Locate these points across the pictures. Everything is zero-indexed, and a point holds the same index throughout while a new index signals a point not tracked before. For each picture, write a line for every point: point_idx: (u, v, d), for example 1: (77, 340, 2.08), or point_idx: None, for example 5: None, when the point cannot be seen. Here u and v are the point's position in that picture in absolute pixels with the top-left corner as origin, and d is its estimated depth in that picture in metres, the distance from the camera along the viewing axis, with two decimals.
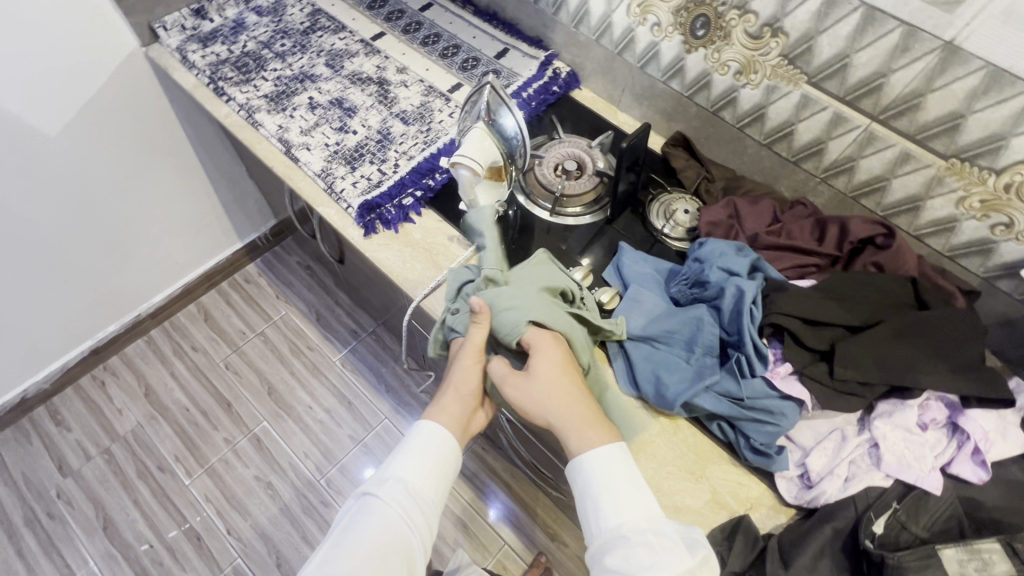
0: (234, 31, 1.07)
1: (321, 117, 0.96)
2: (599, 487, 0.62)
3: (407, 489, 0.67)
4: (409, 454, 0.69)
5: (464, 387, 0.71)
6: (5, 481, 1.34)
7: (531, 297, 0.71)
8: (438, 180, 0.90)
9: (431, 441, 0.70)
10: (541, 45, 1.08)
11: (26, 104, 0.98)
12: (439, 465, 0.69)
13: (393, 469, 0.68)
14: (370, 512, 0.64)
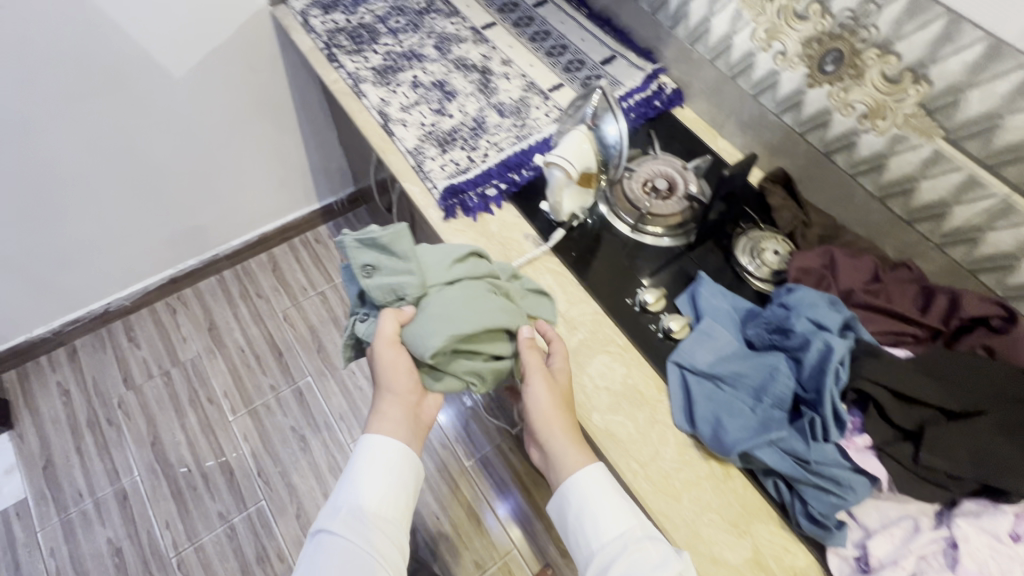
0: (355, 2, 1.10)
1: (421, 97, 0.97)
2: (592, 501, 0.64)
3: (363, 509, 0.69)
4: (358, 477, 0.71)
5: (397, 390, 0.74)
6: (78, 381, 1.46)
7: (437, 304, 0.71)
8: (523, 176, 0.89)
9: (375, 452, 0.72)
10: (651, 57, 1.05)
11: (160, 40, 1.05)
12: (386, 475, 0.71)
13: (344, 497, 0.70)
14: (329, 547, 0.65)
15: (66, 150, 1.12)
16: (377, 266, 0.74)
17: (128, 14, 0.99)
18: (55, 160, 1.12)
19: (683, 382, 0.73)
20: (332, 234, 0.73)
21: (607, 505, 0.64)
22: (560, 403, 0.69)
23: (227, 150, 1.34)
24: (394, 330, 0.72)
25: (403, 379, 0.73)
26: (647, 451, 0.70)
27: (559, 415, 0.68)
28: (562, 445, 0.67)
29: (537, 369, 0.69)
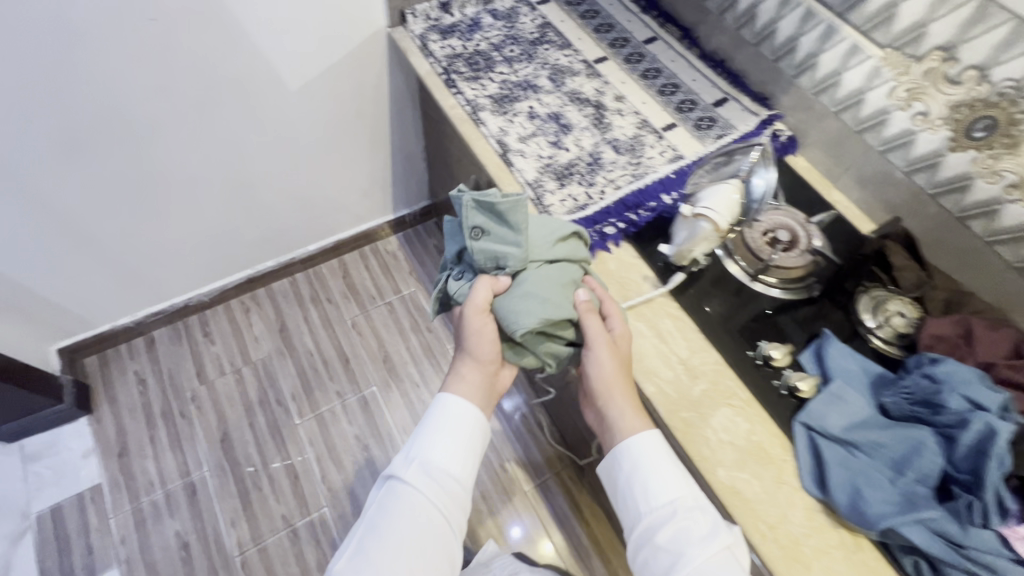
0: (471, 28, 1.12)
1: (538, 128, 0.98)
2: (645, 467, 0.70)
3: (433, 464, 0.78)
4: (431, 433, 0.80)
5: (480, 355, 0.80)
6: (154, 372, 1.49)
7: (536, 284, 0.76)
8: (641, 217, 0.89)
9: (450, 412, 0.81)
10: (766, 103, 1.04)
11: (284, 56, 1.08)
12: (454, 435, 0.80)
13: (416, 448, 0.79)
14: (399, 492, 0.75)
15: (178, 153, 1.15)
16: (486, 230, 0.78)
17: (262, 30, 1.02)
18: (170, 161, 1.16)
19: (810, 444, 0.71)
20: (454, 189, 0.78)
21: (662, 475, 0.69)
22: (619, 369, 0.74)
23: (322, 161, 1.37)
24: (486, 299, 0.77)
25: (486, 347, 0.80)
26: (774, 512, 0.68)
27: (617, 377, 0.73)
28: (617, 406, 0.73)
29: (596, 338, 0.72)
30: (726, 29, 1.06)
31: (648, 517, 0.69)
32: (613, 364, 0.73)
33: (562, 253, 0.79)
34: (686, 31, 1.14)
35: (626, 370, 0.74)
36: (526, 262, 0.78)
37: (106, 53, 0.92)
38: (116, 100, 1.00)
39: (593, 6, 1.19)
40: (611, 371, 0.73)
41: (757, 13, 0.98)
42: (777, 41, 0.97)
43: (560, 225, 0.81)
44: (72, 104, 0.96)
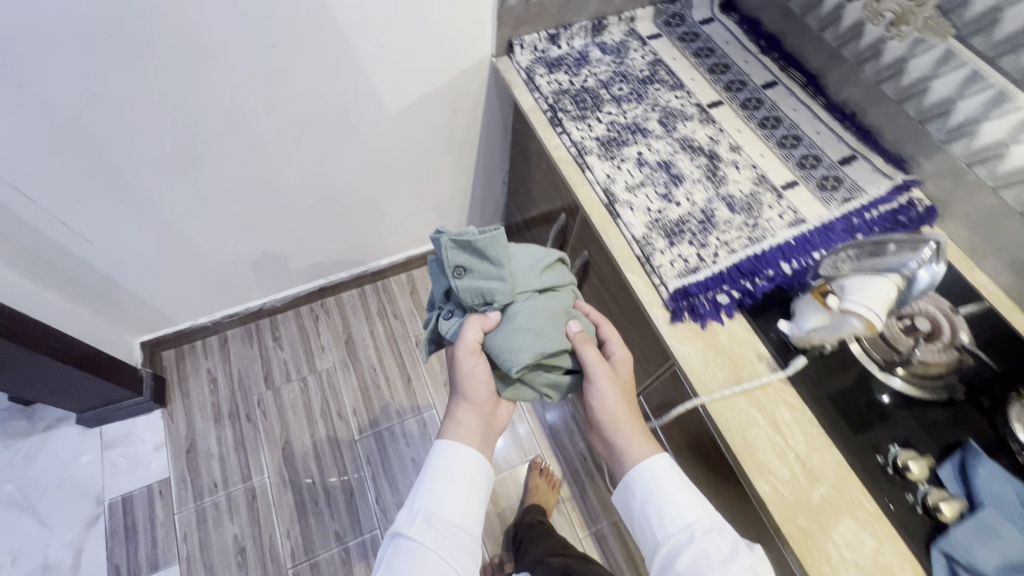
0: (578, 63, 1.07)
1: (647, 177, 0.92)
2: (655, 496, 0.81)
3: (438, 514, 0.83)
4: (433, 486, 0.86)
5: (475, 397, 0.90)
6: (225, 372, 1.53)
7: (523, 319, 0.84)
8: (757, 286, 0.82)
9: (454, 458, 0.88)
10: (902, 165, 0.94)
11: (388, 80, 1.05)
12: (457, 481, 0.87)
13: (420, 501, 0.85)
14: (409, 547, 0.79)
15: (274, 170, 1.16)
16: (470, 267, 0.85)
17: (371, 56, 0.99)
18: (266, 176, 1.17)
19: None
20: (433, 233, 0.82)
21: (677, 498, 0.79)
22: (620, 396, 0.86)
23: (406, 182, 1.35)
24: (476, 338, 0.86)
25: (483, 385, 0.89)
26: None
27: (619, 405, 0.86)
28: (623, 433, 0.86)
29: (599, 372, 0.84)
30: (862, 81, 0.96)
31: (670, 541, 0.77)
32: (614, 393, 0.85)
33: (547, 283, 0.90)
34: (812, 78, 1.05)
35: (622, 396, 0.87)
36: (513, 295, 0.86)
37: (222, 73, 0.92)
38: (226, 117, 1.00)
39: (707, 44, 1.12)
40: (613, 399, 0.86)
41: (905, 68, 0.89)
42: (926, 101, 0.87)
43: (540, 256, 0.92)
44: (185, 120, 0.97)
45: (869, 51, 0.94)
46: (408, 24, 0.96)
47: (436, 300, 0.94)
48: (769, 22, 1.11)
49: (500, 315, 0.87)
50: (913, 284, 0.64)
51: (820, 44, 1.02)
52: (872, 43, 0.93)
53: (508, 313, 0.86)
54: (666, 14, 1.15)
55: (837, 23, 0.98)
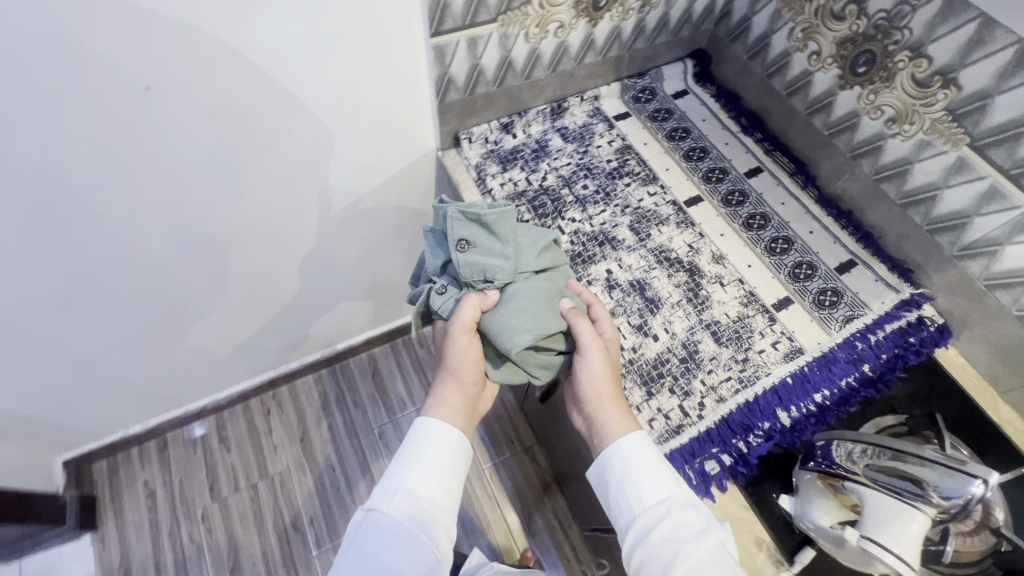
0: (536, 155, 0.94)
1: (618, 305, 0.79)
2: (635, 472, 0.65)
3: (421, 490, 0.69)
4: (415, 458, 0.71)
5: (463, 376, 0.74)
6: (164, 483, 1.37)
7: (530, 302, 0.69)
8: (753, 447, 0.69)
9: (436, 433, 0.73)
10: (909, 275, 0.82)
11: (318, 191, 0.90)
12: (442, 461, 0.72)
13: (399, 473, 0.70)
14: (388, 526, 0.65)
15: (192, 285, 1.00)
16: (475, 243, 0.70)
17: (291, 172, 0.83)
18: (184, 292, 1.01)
19: None
20: (435, 199, 0.67)
21: (651, 468, 0.65)
22: (612, 377, 0.70)
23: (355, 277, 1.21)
24: (474, 317, 0.70)
25: (472, 365, 0.73)
26: None
27: (610, 383, 0.69)
28: (609, 413, 0.68)
29: (590, 342, 0.67)
30: (859, 176, 0.84)
31: (638, 519, 0.64)
32: (605, 368, 0.69)
33: (549, 263, 0.74)
34: (801, 165, 0.93)
35: (614, 376, 0.70)
36: (514, 274, 0.71)
37: (110, 222, 0.76)
38: (130, 262, 0.84)
39: (681, 122, 1.00)
40: (602, 376, 0.69)
41: (910, 170, 0.77)
42: (936, 210, 0.76)
43: (543, 232, 0.75)
44: (74, 268, 0.81)
45: (865, 145, 0.81)
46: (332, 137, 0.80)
47: (426, 270, 0.78)
48: (750, 97, 0.98)
49: (500, 297, 0.71)
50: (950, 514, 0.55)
51: (808, 129, 0.90)
52: (869, 138, 0.81)
53: (508, 297, 0.70)
54: (634, 88, 1.02)
55: (828, 109, 0.85)
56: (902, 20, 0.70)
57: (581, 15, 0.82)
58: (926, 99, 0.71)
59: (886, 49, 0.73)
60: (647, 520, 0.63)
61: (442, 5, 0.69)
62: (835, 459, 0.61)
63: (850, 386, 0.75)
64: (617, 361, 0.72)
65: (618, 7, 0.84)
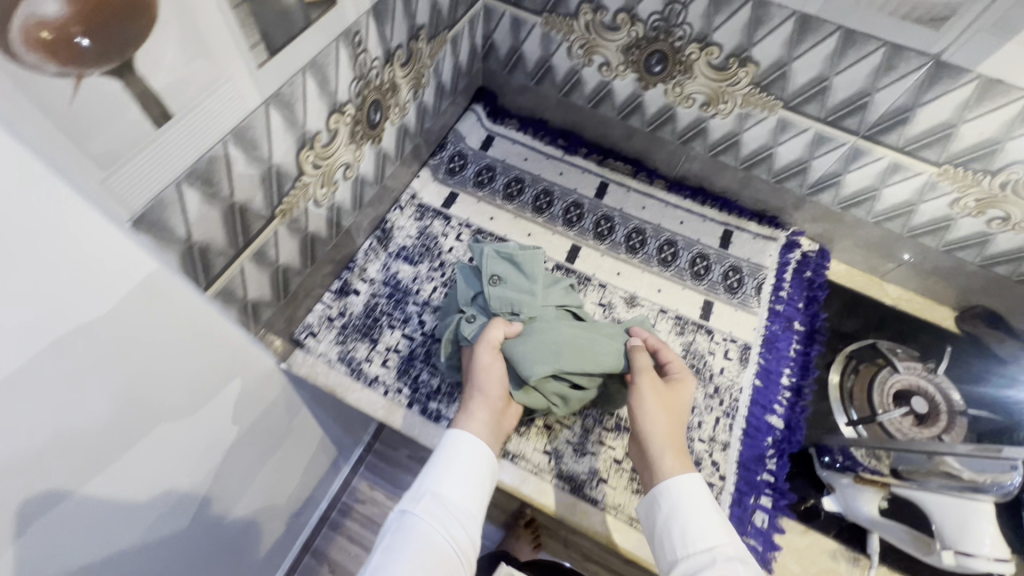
0: (395, 301, 0.77)
1: (585, 416, 0.71)
2: (691, 511, 0.54)
3: (452, 502, 0.54)
4: (444, 465, 0.56)
5: (490, 390, 0.60)
6: None
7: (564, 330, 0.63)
8: (777, 472, 0.69)
9: (468, 442, 0.58)
10: (776, 221, 0.87)
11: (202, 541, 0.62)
12: (475, 479, 0.56)
13: (429, 478, 0.55)
14: (412, 536, 0.50)
15: None
16: (506, 280, 0.66)
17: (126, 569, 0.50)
18: None
19: None
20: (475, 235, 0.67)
21: (702, 513, 0.53)
22: (673, 414, 0.61)
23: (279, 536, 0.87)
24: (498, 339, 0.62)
25: (495, 385, 0.61)
26: None
27: (667, 416, 0.60)
28: (661, 451, 0.58)
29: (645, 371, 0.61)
30: (696, 156, 0.85)
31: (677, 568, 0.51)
32: (660, 402, 0.60)
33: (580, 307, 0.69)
34: (637, 163, 0.91)
35: (680, 422, 0.61)
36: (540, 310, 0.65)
37: None
38: None
39: (509, 173, 0.89)
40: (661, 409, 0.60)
41: (740, 140, 0.78)
42: (776, 164, 0.79)
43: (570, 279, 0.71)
44: None
45: (690, 130, 0.81)
46: (195, 478, 0.56)
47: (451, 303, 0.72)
48: (554, 117, 0.92)
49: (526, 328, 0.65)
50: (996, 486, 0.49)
51: (629, 130, 0.86)
52: (691, 123, 0.80)
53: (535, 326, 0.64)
54: (443, 163, 0.88)
55: (640, 109, 0.82)
56: (677, 18, 0.67)
57: (362, 142, 0.65)
58: (730, 80, 0.71)
59: (674, 46, 0.70)
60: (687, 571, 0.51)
61: (201, 253, 0.48)
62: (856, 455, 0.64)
63: (799, 352, 0.78)
64: (686, 407, 0.62)
65: (393, 110, 0.68)
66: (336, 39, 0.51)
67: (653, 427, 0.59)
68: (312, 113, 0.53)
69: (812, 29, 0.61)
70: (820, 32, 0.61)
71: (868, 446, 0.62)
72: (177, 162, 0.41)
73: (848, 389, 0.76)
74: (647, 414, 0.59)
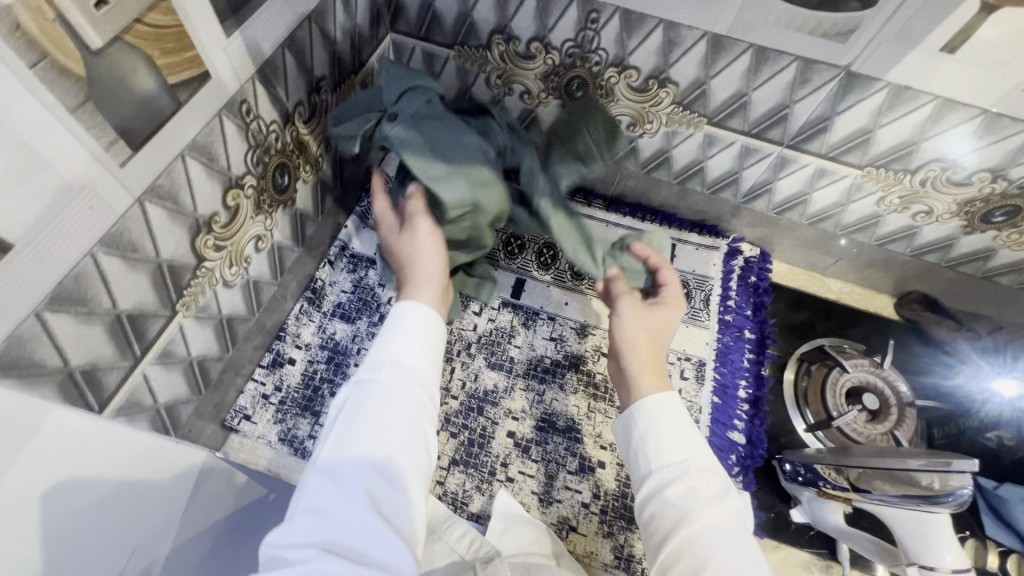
0: (334, 365, 0.72)
1: (548, 461, 0.68)
2: (662, 427, 0.50)
3: (415, 369, 0.46)
4: (403, 334, 0.48)
5: (429, 264, 0.57)
6: None
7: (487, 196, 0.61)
8: (743, 491, 0.69)
9: (427, 316, 0.50)
10: (716, 230, 0.87)
11: None
12: (430, 344, 0.49)
13: (387, 346, 0.47)
14: (372, 403, 0.43)
15: None
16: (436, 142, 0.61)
17: None
18: None
19: None
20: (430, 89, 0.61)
21: (676, 428, 0.50)
22: (655, 337, 0.60)
23: None
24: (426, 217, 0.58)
25: (435, 246, 0.58)
26: None
27: (648, 338, 0.59)
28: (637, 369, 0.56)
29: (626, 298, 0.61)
30: (629, 174, 0.83)
31: (651, 478, 0.48)
32: (643, 324, 0.60)
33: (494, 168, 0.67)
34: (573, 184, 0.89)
35: (663, 337, 0.61)
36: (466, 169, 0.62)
37: None
38: None
39: None
40: (644, 327, 0.60)
41: (670, 157, 0.77)
42: (709, 177, 0.78)
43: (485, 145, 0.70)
44: None
45: (620, 150, 0.79)
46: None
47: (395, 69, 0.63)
48: None
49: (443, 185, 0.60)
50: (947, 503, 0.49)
51: None
52: (620, 143, 0.78)
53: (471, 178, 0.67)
54: (372, 208, 0.82)
55: None
56: (591, 44, 0.65)
57: (271, 209, 0.60)
58: (652, 101, 0.69)
59: (592, 72, 0.68)
60: (660, 483, 0.48)
61: (86, 377, 0.42)
62: (821, 473, 0.63)
63: (753, 362, 0.78)
64: (672, 322, 0.61)
65: (303, 168, 0.63)
66: (218, 114, 0.46)
67: (627, 329, 0.60)
68: (202, 196, 0.48)
69: (725, 49, 0.60)
70: (733, 51, 0.60)
71: (827, 464, 0.61)
72: (34, 291, 0.35)
73: (803, 389, 0.77)
74: (628, 316, 0.60)
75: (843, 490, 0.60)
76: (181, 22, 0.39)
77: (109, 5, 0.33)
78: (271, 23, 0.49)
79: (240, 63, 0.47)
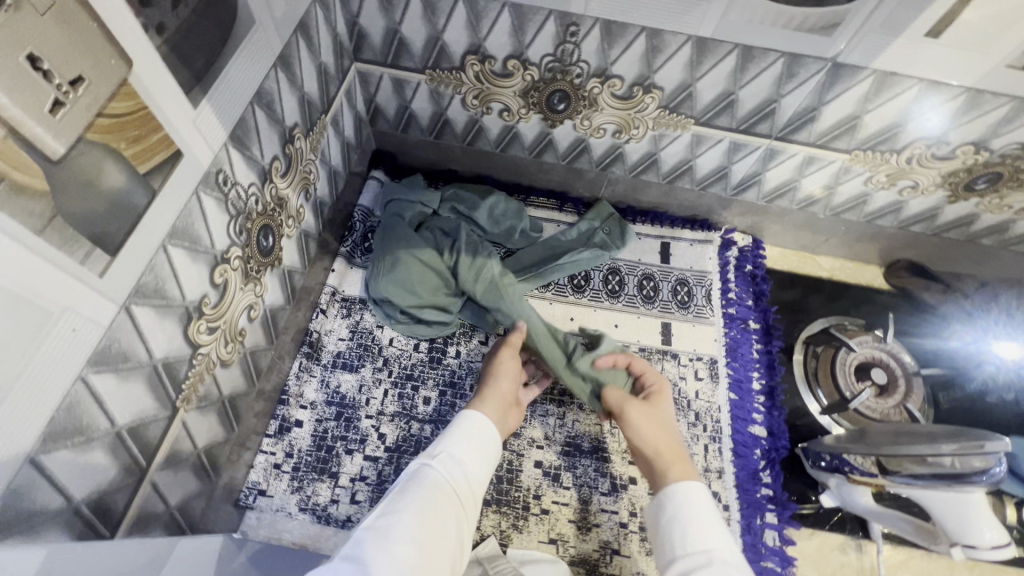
0: (345, 420, 0.68)
1: (580, 486, 0.67)
2: (692, 516, 0.48)
3: (467, 467, 0.51)
4: (462, 432, 0.54)
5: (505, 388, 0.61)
6: None
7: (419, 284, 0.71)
8: (773, 484, 0.70)
9: (483, 422, 0.55)
10: (708, 223, 0.87)
11: None
12: (482, 461, 0.53)
13: (448, 440, 0.53)
14: (428, 485, 0.47)
15: None
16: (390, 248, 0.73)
17: None
18: None
19: None
20: (395, 202, 0.77)
21: (709, 520, 0.47)
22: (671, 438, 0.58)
23: None
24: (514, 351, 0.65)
25: (508, 384, 0.62)
26: None
27: (666, 442, 0.57)
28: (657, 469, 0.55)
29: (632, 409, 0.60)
30: (617, 179, 0.81)
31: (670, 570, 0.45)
32: (653, 429, 0.58)
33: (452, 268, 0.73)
34: (560, 194, 0.87)
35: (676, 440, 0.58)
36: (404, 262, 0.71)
37: None
38: None
39: None
40: (655, 430, 0.58)
41: (658, 159, 0.76)
42: (698, 174, 0.77)
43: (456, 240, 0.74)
44: None
45: (607, 157, 0.77)
46: None
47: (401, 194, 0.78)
48: (462, 166, 0.84)
49: (391, 284, 0.71)
50: (985, 476, 0.51)
51: (545, 166, 0.81)
52: (607, 150, 0.76)
53: (428, 264, 0.72)
54: (358, 246, 0.78)
55: (552, 145, 0.77)
56: (571, 57, 0.62)
57: (259, 275, 0.55)
58: (637, 107, 0.67)
59: (573, 84, 0.66)
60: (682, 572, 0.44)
61: (92, 505, 0.38)
62: (852, 462, 0.64)
63: (762, 352, 0.79)
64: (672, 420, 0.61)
65: (286, 224, 0.59)
66: (195, 192, 0.42)
67: (639, 429, 0.58)
68: (189, 282, 0.44)
69: (710, 51, 0.58)
70: (718, 52, 0.58)
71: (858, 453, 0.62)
72: (25, 436, 0.31)
73: (813, 370, 0.78)
74: (637, 426, 0.59)
75: (872, 476, 0.62)
76: (145, 104, 0.34)
77: (65, 106, 0.29)
78: (238, 82, 0.44)
79: (211, 133, 0.42)
